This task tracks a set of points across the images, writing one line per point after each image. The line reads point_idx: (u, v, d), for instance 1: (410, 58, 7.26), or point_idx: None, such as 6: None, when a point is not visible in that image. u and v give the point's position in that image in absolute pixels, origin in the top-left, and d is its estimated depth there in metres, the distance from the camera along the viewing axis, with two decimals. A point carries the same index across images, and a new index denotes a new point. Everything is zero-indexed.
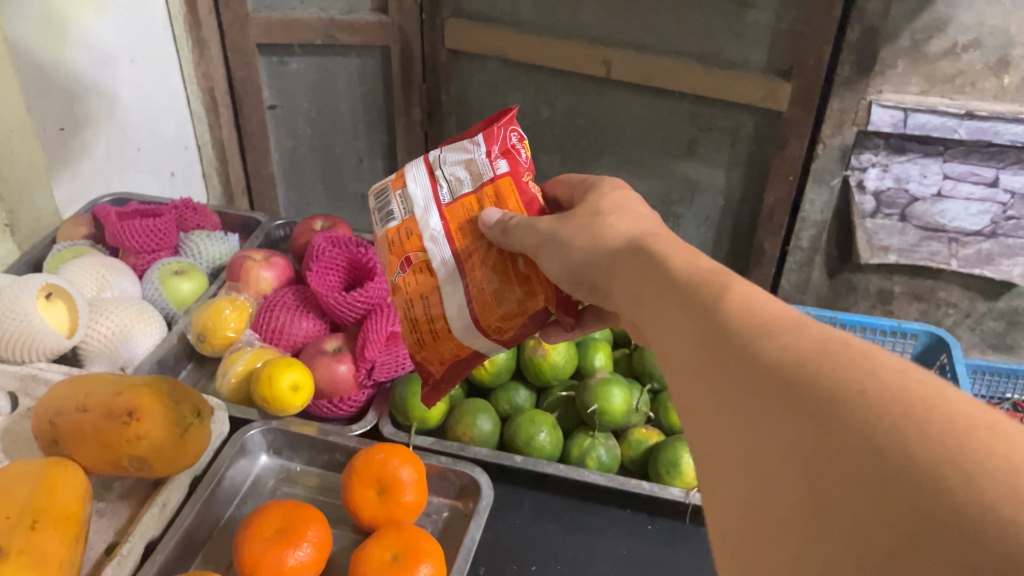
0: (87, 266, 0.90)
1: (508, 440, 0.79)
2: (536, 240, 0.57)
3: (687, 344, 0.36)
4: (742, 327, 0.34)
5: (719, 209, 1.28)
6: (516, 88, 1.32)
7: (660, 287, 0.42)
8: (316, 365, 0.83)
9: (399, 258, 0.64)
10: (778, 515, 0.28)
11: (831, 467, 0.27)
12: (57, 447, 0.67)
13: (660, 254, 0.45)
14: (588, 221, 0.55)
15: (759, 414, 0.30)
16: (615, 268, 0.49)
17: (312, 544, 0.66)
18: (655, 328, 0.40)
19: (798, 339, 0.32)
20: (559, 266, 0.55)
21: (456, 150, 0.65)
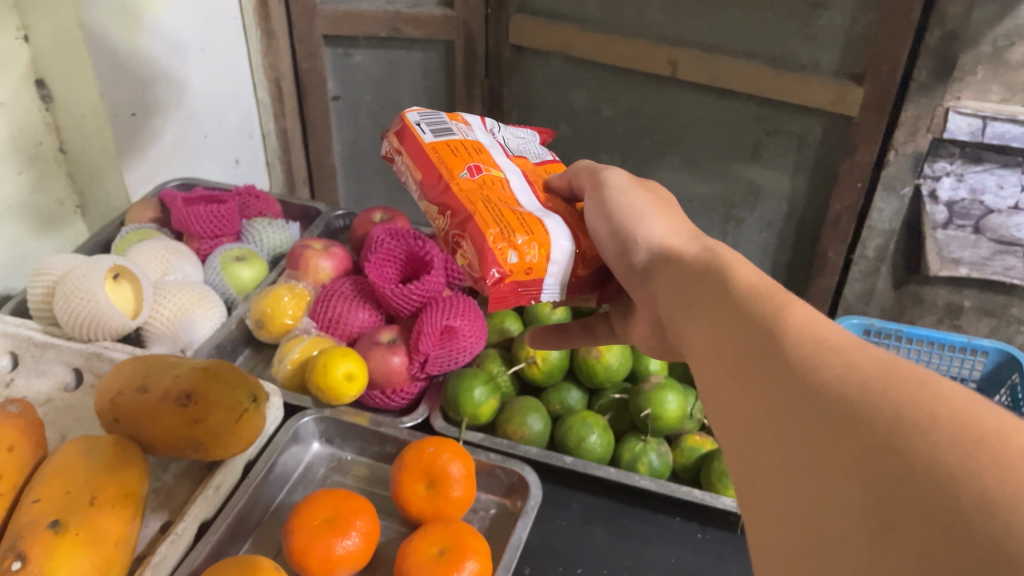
0: (154, 250, 0.92)
1: (558, 441, 0.79)
2: (601, 186, 0.57)
3: (741, 358, 0.37)
4: (802, 345, 0.34)
5: (782, 215, 1.25)
6: (579, 86, 1.32)
7: (712, 297, 0.42)
8: (371, 355, 0.84)
9: (468, 164, 0.58)
10: (834, 534, 0.28)
11: (895, 491, 0.27)
12: (118, 425, 0.69)
13: (720, 258, 0.46)
14: (655, 201, 0.57)
15: (816, 434, 0.31)
16: (671, 253, 0.50)
17: (359, 535, 0.67)
18: (705, 338, 0.40)
19: (862, 360, 0.32)
20: (609, 223, 0.55)
21: (517, 133, 0.69)
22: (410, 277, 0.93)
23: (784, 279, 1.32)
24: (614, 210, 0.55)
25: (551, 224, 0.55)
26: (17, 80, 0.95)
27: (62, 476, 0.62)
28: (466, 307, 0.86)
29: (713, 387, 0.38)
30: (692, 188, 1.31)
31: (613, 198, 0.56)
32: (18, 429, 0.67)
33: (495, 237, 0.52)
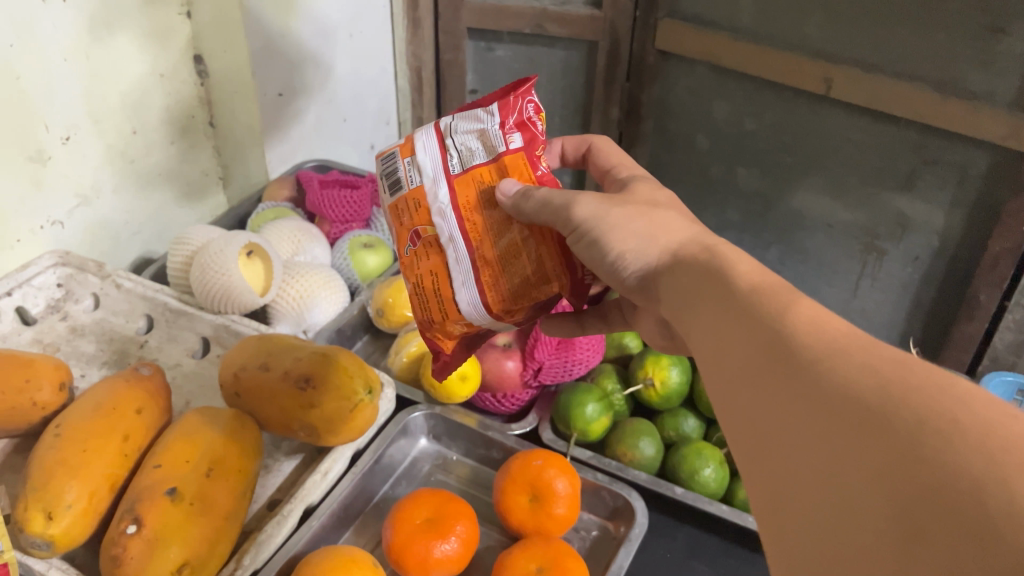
0: (287, 230, 0.94)
1: (670, 469, 0.75)
2: (572, 222, 0.51)
3: (747, 357, 0.35)
4: (810, 343, 0.33)
5: (931, 251, 1.17)
6: (723, 96, 1.27)
7: (716, 291, 0.40)
8: (485, 357, 0.82)
9: (408, 231, 0.56)
10: (857, 547, 0.27)
11: (924, 503, 0.25)
12: (238, 399, 0.70)
13: (718, 255, 0.43)
14: (638, 215, 0.50)
15: (834, 437, 0.29)
16: (674, 269, 0.46)
17: (459, 540, 0.66)
18: (707, 334, 0.38)
19: (875, 360, 0.31)
20: (596, 254, 0.51)
21: (468, 117, 0.56)
22: None
23: (926, 318, 1.23)
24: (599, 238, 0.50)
25: (464, 294, 0.55)
26: (177, 54, 0.98)
27: (182, 445, 0.64)
28: None
29: (719, 385, 0.36)
30: (832, 214, 1.24)
31: (595, 230, 0.50)
32: (148, 392, 0.69)
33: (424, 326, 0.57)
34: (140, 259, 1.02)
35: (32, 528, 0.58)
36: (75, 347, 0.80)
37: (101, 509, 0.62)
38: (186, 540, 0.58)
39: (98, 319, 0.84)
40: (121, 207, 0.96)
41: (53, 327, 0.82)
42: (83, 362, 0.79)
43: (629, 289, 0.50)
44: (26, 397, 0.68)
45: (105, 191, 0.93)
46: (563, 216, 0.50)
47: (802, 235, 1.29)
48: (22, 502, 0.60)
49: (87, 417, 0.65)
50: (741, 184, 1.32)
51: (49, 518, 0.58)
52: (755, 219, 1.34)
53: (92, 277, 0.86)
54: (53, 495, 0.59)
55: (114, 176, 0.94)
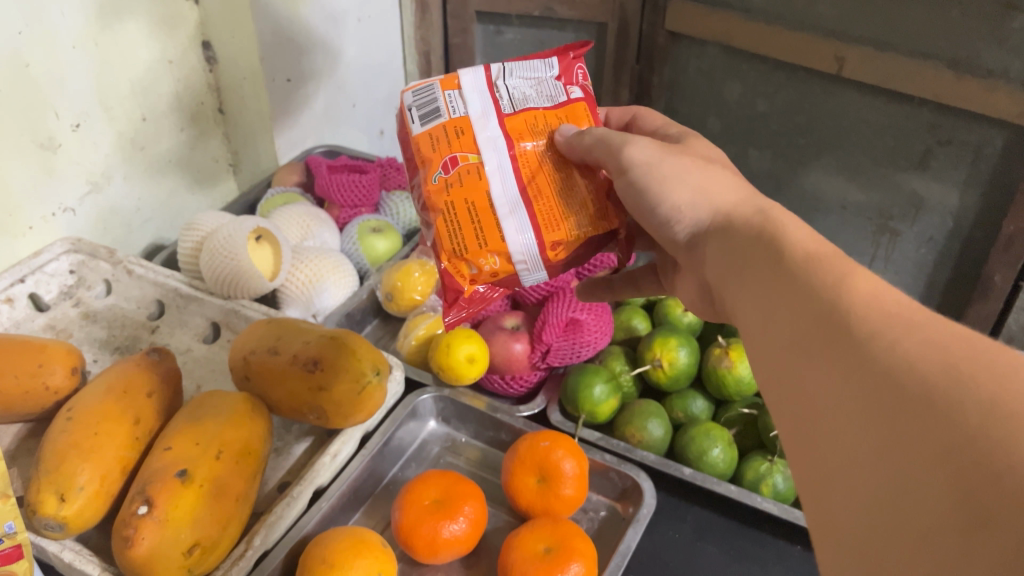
0: (295, 214, 0.94)
1: (678, 450, 0.75)
2: (620, 167, 0.51)
3: (798, 332, 0.35)
4: (870, 321, 0.32)
5: (946, 231, 1.15)
6: (735, 77, 1.25)
7: (764, 262, 0.40)
8: (493, 340, 0.82)
9: (443, 156, 0.54)
10: (915, 526, 0.27)
11: (985, 485, 0.25)
12: (248, 383, 0.71)
13: (772, 220, 0.43)
14: (693, 170, 0.50)
15: (894, 415, 0.29)
16: (729, 219, 0.45)
17: (467, 519, 0.66)
18: (757, 307, 0.39)
19: (940, 338, 0.30)
20: (644, 203, 0.51)
21: (523, 68, 0.58)
22: None
23: (941, 299, 1.22)
24: (647, 186, 0.50)
25: (511, 224, 0.53)
26: (186, 41, 0.99)
27: (191, 428, 0.64)
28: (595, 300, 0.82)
29: (770, 357, 0.36)
30: (846, 195, 1.22)
31: (642, 176, 0.51)
32: (157, 376, 0.70)
33: (449, 261, 0.54)
34: (152, 246, 1.02)
35: (44, 511, 0.59)
36: (87, 333, 0.81)
37: (113, 491, 0.62)
38: (195, 522, 0.58)
39: (111, 305, 0.85)
40: (132, 194, 0.97)
41: (66, 313, 0.83)
42: (96, 348, 0.80)
43: (671, 240, 0.51)
44: (39, 381, 0.68)
45: (116, 178, 0.94)
46: (614, 160, 0.51)
47: (815, 216, 1.28)
48: (34, 484, 0.61)
49: (98, 401, 0.66)
50: (753, 166, 1.31)
51: (62, 499, 0.59)
52: None
53: (104, 263, 0.87)
54: (66, 478, 0.60)
55: (125, 164, 0.95)
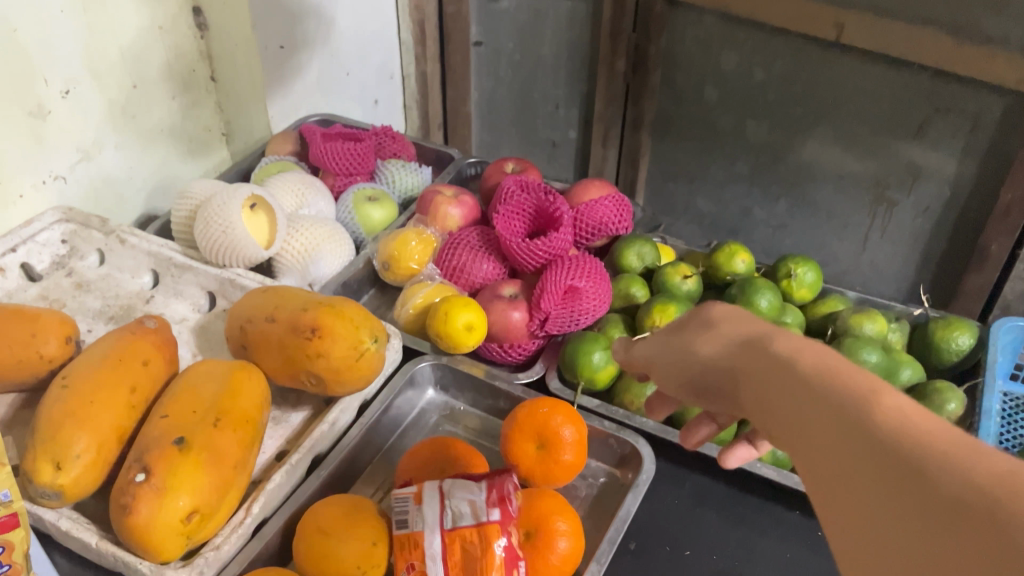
0: (290, 182, 0.93)
1: (677, 417, 0.75)
2: (645, 361, 0.45)
3: (782, 391, 0.33)
4: (816, 372, 0.32)
5: (943, 200, 1.15)
6: (731, 46, 1.20)
7: (753, 363, 0.36)
8: (491, 308, 0.81)
9: None
10: (887, 561, 0.26)
11: (946, 514, 0.25)
12: (246, 350, 0.71)
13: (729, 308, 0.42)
14: (700, 321, 0.43)
15: (845, 449, 0.29)
16: (748, 355, 0.37)
17: (434, 558, 0.58)
18: (752, 398, 0.36)
19: (881, 383, 0.31)
20: (675, 380, 0.42)
21: None
22: (536, 233, 0.89)
23: (938, 268, 1.22)
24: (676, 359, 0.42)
25: None
26: (176, 8, 0.96)
27: (188, 396, 0.64)
28: (593, 268, 0.82)
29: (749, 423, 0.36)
30: (843, 165, 1.21)
31: (660, 363, 0.44)
32: (154, 344, 0.69)
33: None
34: (144, 216, 1.01)
35: (41, 478, 0.59)
36: (81, 303, 0.81)
37: (110, 460, 0.62)
38: (195, 488, 0.58)
39: (105, 275, 0.85)
40: (123, 163, 0.96)
41: (59, 283, 0.83)
42: (90, 317, 0.80)
43: (688, 389, 0.42)
44: (33, 350, 0.68)
45: (107, 148, 0.93)
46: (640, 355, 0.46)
47: (811, 187, 1.26)
48: (30, 452, 0.60)
49: (94, 368, 0.65)
50: (749, 137, 1.27)
51: (58, 468, 0.59)
52: (762, 171, 1.29)
53: (96, 232, 0.86)
54: (61, 446, 0.60)
55: (116, 132, 0.93)
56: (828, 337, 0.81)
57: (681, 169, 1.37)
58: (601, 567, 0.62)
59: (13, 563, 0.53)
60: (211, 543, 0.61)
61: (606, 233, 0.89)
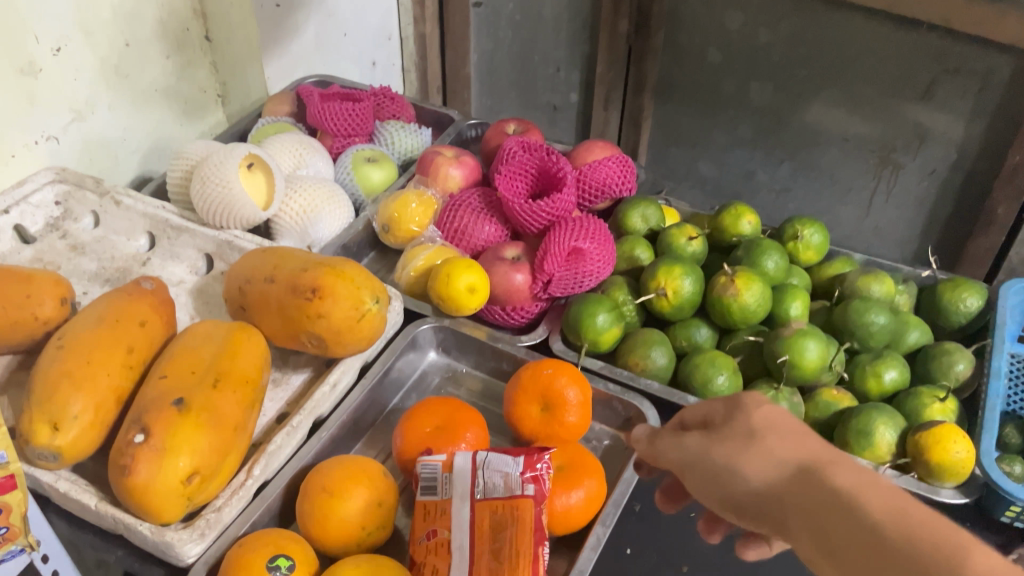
0: (287, 143, 0.91)
1: (682, 379, 0.74)
2: (681, 462, 0.45)
3: (856, 538, 0.34)
4: (899, 529, 0.33)
5: (949, 163, 1.14)
6: (736, 5, 1.17)
7: (816, 499, 0.37)
8: (494, 271, 0.80)
9: None
10: None
11: None
12: (245, 312, 0.70)
13: (771, 419, 0.43)
14: (742, 427, 0.43)
15: None
16: (804, 489, 0.38)
17: (460, 526, 0.58)
18: (814, 532, 0.36)
19: (970, 548, 0.32)
20: (712, 494, 0.43)
21: None
22: (539, 194, 0.87)
23: (942, 233, 1.21)
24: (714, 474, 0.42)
25: None
26: None
27: (187, 357, 0.63)
28: (597, 229, 0.80)
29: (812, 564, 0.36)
30: (848, 127, 1.20)
31: (699, 470, 0.43)
32: (151, 306, 0.68)
33: None
34: (140, 179, 1.00)
35: (38, 440, 0.58)
36: (77, 265, 0.80)
37: (108, 421, 0.61)
38: (195, 449, 0.57)
39: (100, 237, 0.84)
40: (117, 123, 0.94)
41: (53, 245, 0.82)
42: (85, 280, 0.78)
43: (728, 508, 0.42)
44: (28, 312, 0.66)
45: (100, 107, 0.91)
46: (673, 454, 0.46)
47: (815, 151, 1.25)
48: (27, 412, 0.59)
49: (90, 329, 0.64)
50: (754, 100, 1.25)
51: (55, 429, 0.58)
52: (766, 134, 1.28)
53: (90, 193, 0.84)
54: (58, 406, 0.59)
55: (109, 92, 0.91)
56: (834, 300, 0.80)
57: (684, 132, 1.36)
58: (606, 530, 0.62)
59: (9, 527, 0.53)
60: (212, 504, 0.60)
61: (609, 194, 0.88)
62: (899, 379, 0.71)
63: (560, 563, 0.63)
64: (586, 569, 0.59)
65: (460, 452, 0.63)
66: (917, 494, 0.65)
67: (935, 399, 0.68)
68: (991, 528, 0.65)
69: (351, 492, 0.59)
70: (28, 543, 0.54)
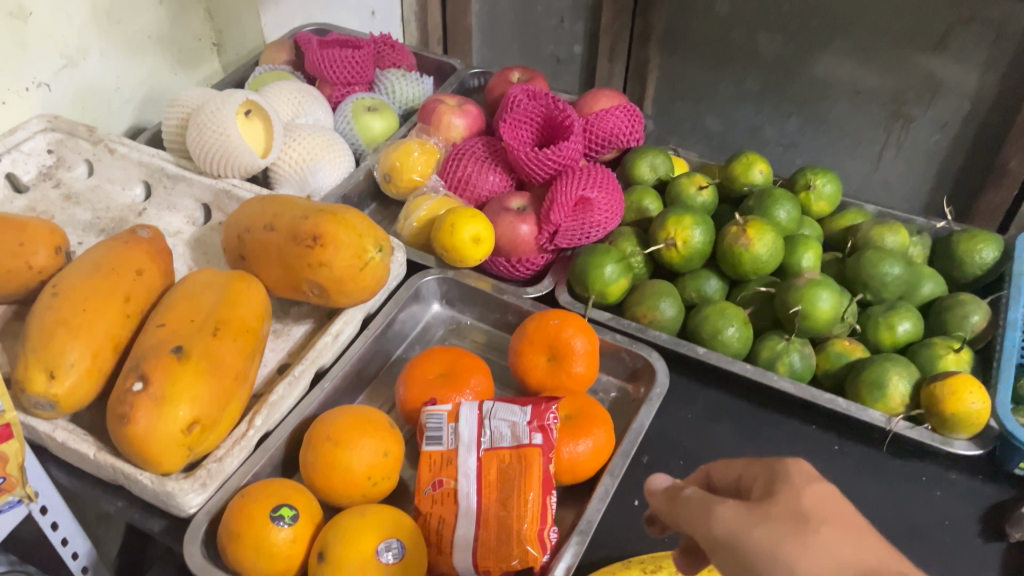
0: (286, 90, 0.88)
1: (690, 330, 0.73)
2: (708, 538, 0.37)
3: None
4: None
5: (962, 115, 1.13)
6: None
7: None
8: (499, 221, 0.78)
9: None
10: None
11: None
12: (245, 261, 0.68)
13: (827, 508, 0.36)
14: (789, 509, 0.36)
15: None
16: None
17: (467, 475, 0.57)
18: None
19: None
20: None
21: None
22: (545, 143, 0.85)
23: (953, 186, 1.21)
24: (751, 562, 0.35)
25: None
26: None
27: (186, 305, 0.61)
28: (605, 178, 0.78)
29: None
30: (859, 79, 1.17)
31: (734, 555, 0.35)
32: (148, 254, 0.66)
33: None
34: (133, 129, 0.97)
35: (34, 388, 0.57)
36: (70, 215, 0.77)
37: (105, 369, 0.60)
38: (195, 398, 0.55)
39: (95, 185, 0.81)
40: (110, 70, 0.91)
41: (46, 194, 0.79)
42: (80, 230, 0.76)
43: None
44: (22, 261, 0.65)
45: (92, 54, 0.88)
46: (700, 527, 0.38)
47: (824, 104, 1.22)
48: (22, 361, 0.58)
49: (86, 276, 0.62)
50: (763, 51, 1.22)
51: (51, 377, 0.57)
52: (776, 87, 1.25)
53: (84, 142, 0.82)
54: (55, 354, 0.57)
55: (101, 38, 0.88)
56: (846, 251, 0.78)
57: (690, 87, 1.33)
58: (615, 481, 0.61)
59: (7, 477, 0.50)
60: (213, 455, 0.59)
61: (617, 144, 0.86)
62: (913, 331, 0.70)
63: (568, 514, 0.62)
64: (595, 520, 0.58)
65: (465, 402, 0.62)
66: (930, 446, 0.64)
67: (949, 350, 0.67)
68: (1004, 479, 0.64)
69: (353, 442, 0.57)
70: (25, 494, 0.52)
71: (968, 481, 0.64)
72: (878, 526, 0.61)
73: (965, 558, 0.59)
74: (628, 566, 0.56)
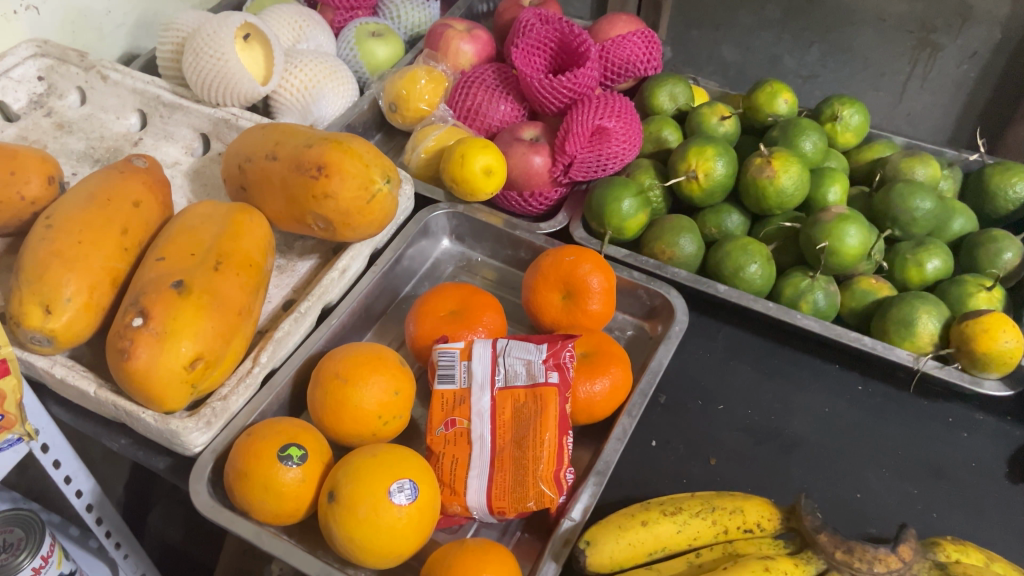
0: (286, 14, 0.84)
1: (710, 266, 0.70)
2: None
3: None
4: None
5: (992, 44, 1.09)
6: None
7: None
8: (511, 152, 0.75)
9: None
10: None
11: None
12: (245, 193, 0.65)
13: None
14: None
15: None
16: None
17: (481, 415, 0.55)
18: None
19: None
20: None
21: None
22: (559, 70, 0.81)
23: (979, 116, 1.18)
24: None
25: None
26: None
27: (186, 238, 0.58)
28: (622, 108, 0.75)
29: None
30: (885, 6, 1.12)
31: None
32: (145, 186, 0.63)
33: None
34: (126, 55, 0.93)
35: (30, 323, 0.54)
36: (63, 144, 0.74)
37: (103, 304, 0.57)
38: (197, 333, 0.53)
39: (87, 115, 0.78)
40: None
41: (38, 123, 0.76)
42: (74, 160, 0.73)
43: None
44: (13, 191, 0.61)
45: None
46: None
47: (848, 32, 1.17)
48: (15, 295, 0.55)
49: (80, 207, 0.59)
50: None
51: (47, 312, 0.54)
52: (797, 14, 1.19)
53: (74, 68, 0.78)
54: (50, 288, 0.54)
55: None
56: (874, 185, 0.75)
57: (707, 14, 1.27)
58: (633, 420, 0.59)
59: (6, 415, 0.48)
60: (217, 393, 0.57)
61: (635, 72, 0.82)
62: (943, 268, 0.67)
63: (584, 453, 0.60)
64: (613, 461, 0.56)
65: (478, 339, 0.59)
66: (959, 386, 0.61)
67: (981, 289, 0.64)
68: None
69: (363, 379, 0.55)
70: (25, 432, 0.51)
71: (996, 423, 0.62)
72: (902, 467, 0.59)
73: (993, 501, 0.57)
74: (647, 508, 0.55)
